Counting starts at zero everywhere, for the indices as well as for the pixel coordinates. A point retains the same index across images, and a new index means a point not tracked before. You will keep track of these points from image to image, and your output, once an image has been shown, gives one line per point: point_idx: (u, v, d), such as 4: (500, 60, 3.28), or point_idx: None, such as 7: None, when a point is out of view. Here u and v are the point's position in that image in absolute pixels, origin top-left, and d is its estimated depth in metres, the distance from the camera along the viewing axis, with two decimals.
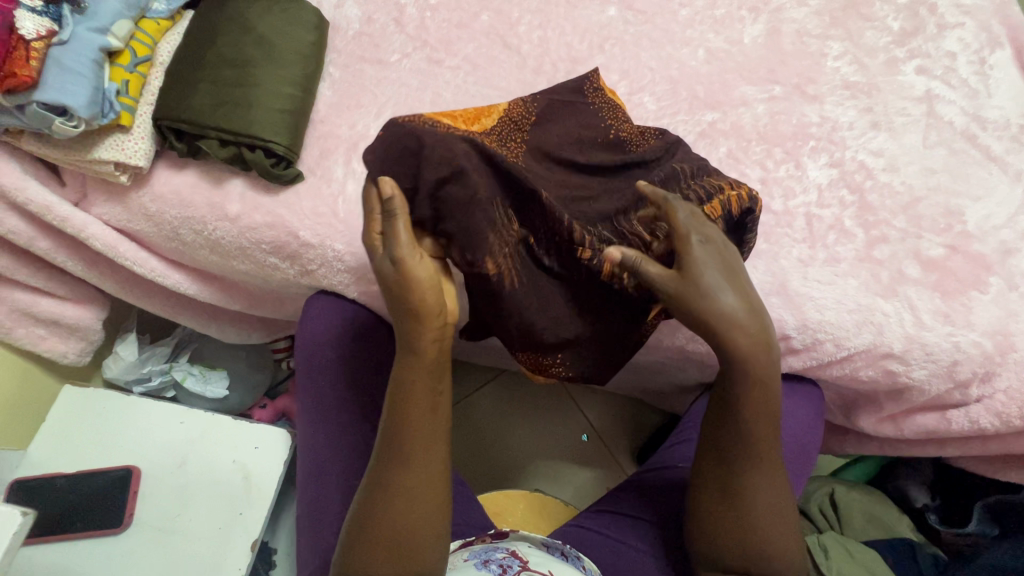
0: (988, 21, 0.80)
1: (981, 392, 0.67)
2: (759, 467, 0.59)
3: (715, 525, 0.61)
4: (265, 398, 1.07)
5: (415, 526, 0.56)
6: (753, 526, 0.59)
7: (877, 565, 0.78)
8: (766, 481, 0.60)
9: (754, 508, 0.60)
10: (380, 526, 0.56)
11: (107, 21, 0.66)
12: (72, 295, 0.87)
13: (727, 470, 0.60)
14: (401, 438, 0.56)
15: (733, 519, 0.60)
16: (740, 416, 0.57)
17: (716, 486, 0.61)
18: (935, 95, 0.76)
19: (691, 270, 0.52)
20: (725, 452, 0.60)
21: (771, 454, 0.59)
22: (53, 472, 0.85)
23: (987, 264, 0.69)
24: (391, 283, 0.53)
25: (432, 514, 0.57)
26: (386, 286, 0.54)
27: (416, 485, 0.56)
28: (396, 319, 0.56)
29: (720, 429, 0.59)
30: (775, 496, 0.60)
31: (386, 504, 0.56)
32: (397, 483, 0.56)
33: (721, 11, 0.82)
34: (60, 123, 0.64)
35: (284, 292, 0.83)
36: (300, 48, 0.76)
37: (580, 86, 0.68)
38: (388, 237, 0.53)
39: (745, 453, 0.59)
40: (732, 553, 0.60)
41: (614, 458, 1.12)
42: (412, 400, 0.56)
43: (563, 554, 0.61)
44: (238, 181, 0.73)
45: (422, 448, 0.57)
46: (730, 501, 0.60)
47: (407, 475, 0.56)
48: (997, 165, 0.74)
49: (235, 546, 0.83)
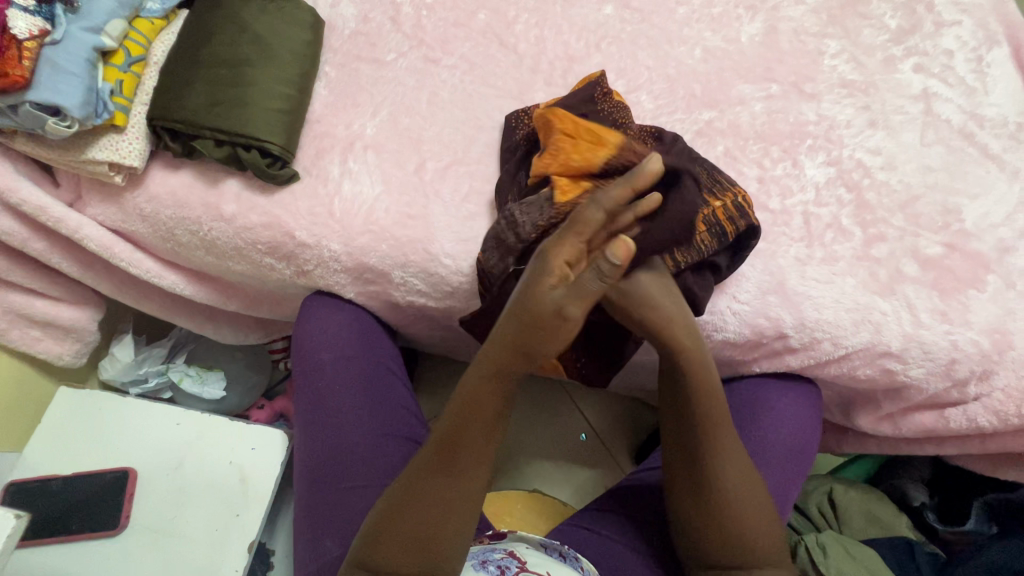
0: (985, 19, 0.79)
1: (979, 391, 0.67)
2: (722, 451, 0.60)
3: (692, 516, 0.61)
4: (262, 398, 1.07)
5: (444, 536, 0.55)
6: (728, 514, 0.59)
7: (876, 564, 0.77)
8: (735, 467, 0.60)
9: (728, 497, 0.60)
10: (410, 529, 0.55)
11: (100, 20, 0.66)
12: (67, 296, 0.86)
13: (694, 456, 0.61)
14: (457, 445, 0.57)
15: (707, 508, 0.60)
16: (703, 407, 0.60)
17: (686, 475, 0.62)
18: (932, 93, 0.76)
19: (653, 294, 0.59)
20: (689, 437, 0.61)
21: (729, 437, 0.60)
22: (49, 474, 0.84)
23: (985, 262, 0.69)
24: (549, 319, 0.53)
25: (457, 525, 0.56)
26: (534, 316, 0.54)
27: (455, 497, 0.56)
28: (509, 337, 0.55)
29: (680, 416, 0.61)
30: (744, 480, 0.60)
31: (421, 509, 0.55)
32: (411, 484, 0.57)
33: (718, 9, 0.81)
34: (53, 123, 0.63)
35: (281, 292, 0.83)
36: (296, 48, 0.76)
37: (593, 91, 0.71)
38: (581, 282, 0.52)
39: (714, 443, 0.60)
40: (716, 546, 0.60)
41: (612, 457, 1.12)
42: (478, 409, 0.57)
43: (561, 555, 0.60)
44: (234, 181, 0.73)
45: (456, 457, 0.57)
46: (700, 488, 0.61)
47: (454, 485, 0.56)
48: (994, 163, 0.73)
49: (232, 548, 0.82)
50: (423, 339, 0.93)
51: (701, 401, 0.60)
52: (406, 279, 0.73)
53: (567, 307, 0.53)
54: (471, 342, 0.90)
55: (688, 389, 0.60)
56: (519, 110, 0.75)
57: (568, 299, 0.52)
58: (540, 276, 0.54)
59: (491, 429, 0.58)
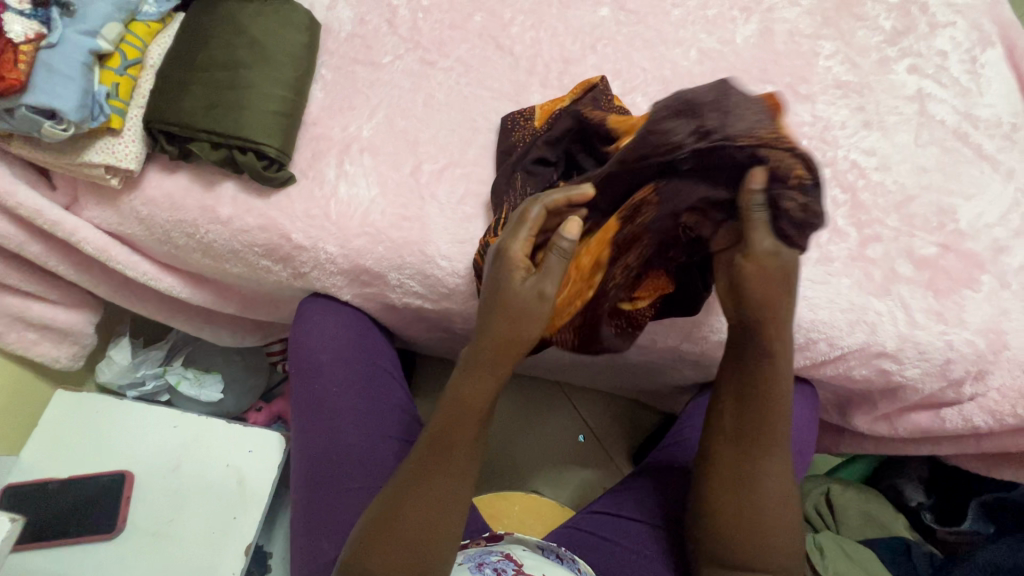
0: (979, 20, 0.80)
1: (974, 390, 0.68)
2: (772, 453, 0.61)
3: (722, 514, 0.62)
4: (260, 401, 1.07)
5: (431, 536, 0.55)
6: (761, 515, 0.60)
7: (873, 564, 0.77)
8: (779, 470, 0.61)
9: (759, 494, 0.61)
10: (399, 530, 0.55)
11: (96, 23, 0.66)
12: (64, 299, 0.86)
13: (743, 454, 0.61)
14: (446, 443, 0.57)
15: (742, 505, 0.61)
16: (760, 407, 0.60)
17: (728, 471, 0.62)
18: (926, 94, 0.77)
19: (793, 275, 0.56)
20: (743, 434, 0.61)
21: (783, 442, 0.61)
22: (46, 478, 0.84)
23: (980, 262, 0.69)
24: (522, 308, 0.54)
25: (443, 523, 0.56)
26: (509, 306, 0.54)
27: (442, 496, 0.56)
28: (486, 334, 0.56)
29: (739, 408, 0.62)
30: (784, 483, 0.61)
31: (408, 508, 0.56)
32: (416, 487, 0.56)
33: (713, 11, 0.82)
34: (49, 126, 0.63)
35: (278, 295, 0.83)
36: (293, 50, 0.76)
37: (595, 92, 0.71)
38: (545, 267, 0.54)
39: (762, 446, 0.61)
40: (735, 545, 0.61)
41: (610, 458, 1.12)
42: (466, 406, 0.57)
43: (558, 556, 0.60)
44: (230, 183, 0.73)
45: (450, 459, 0.57)
46: (738, 484, 0.61)
47: (438, 483, 0.56)
48: (989, 163, 0.74)
49: (229, 551, 0.82)
50: (420, 340, 0.93)
51: (767, 403, 0.60)
52: (403, 281, 0.73)
53: (538, 286, 0.54)
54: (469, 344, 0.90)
55: (753, 388, 0.60)
56: (514, 112, 0.75)
57: (535, 280, 0.54)
58: (504, 272, 0.55)
59: (480, 427, 0.58)
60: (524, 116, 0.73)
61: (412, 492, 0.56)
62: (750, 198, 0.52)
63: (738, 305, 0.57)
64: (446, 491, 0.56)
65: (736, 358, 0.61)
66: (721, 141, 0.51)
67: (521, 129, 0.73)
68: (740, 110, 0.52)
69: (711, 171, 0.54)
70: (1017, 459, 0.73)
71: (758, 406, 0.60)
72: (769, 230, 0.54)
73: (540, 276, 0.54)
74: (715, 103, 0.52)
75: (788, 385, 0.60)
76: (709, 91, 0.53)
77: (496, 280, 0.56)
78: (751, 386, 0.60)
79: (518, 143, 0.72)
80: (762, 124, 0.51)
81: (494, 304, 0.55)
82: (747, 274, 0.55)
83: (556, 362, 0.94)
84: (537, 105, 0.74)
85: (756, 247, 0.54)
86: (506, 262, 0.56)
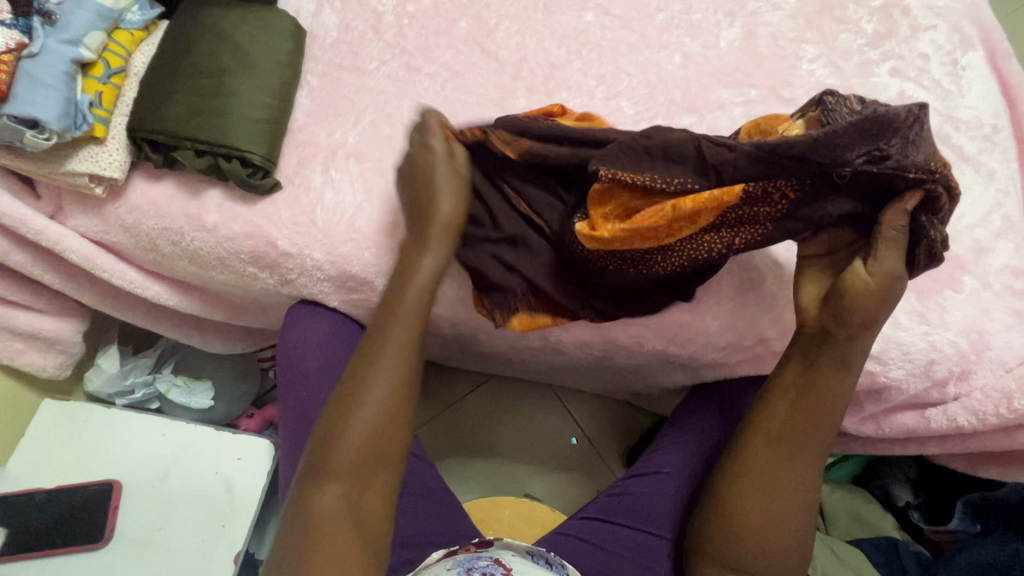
0: (960, 23, 0.81)
1: (958, 390, 0.68)
2: (809, 457, 0.61)
3: (746, 519, 0.61)
4: (251, 407, 1.06)
5: (384, 437, 0.59)
6: (781, 518, 0.61)
7: (861, 564, 0.78)
8: (808, 476, 0.62)
9: (786, 493, 0.61)
10: (355, 432, 0.58)
11: (78, 32, 0.66)
12: (51, 307, 0.86)
13: (779, 453, 0.61)
14: (381, 341, 0.61)
15: (766, 509, 0.61)
16: (808, 404, 0.61)
17: (759, 474, 0.62)
18: (908, 96, 0.77)
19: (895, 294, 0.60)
20: (785, 439, 0.61)
21: (821, 449, 0.62)
22: (34, 488, 0.84)
23: (962, 263, 0.69)
24: (441, 181, 0.63)
25: (394, 420, 0.60)
26: (433, 184, 0.63)
27: (390, 399, 0.60)
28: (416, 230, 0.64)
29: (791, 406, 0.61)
30: (806, 490, 0.62)
31: (358, 407, 0.59)
32: (375, 381, 0.60)
33: (698, 15, 0.82)
34: (30, 135, 0.63)
35: (266, 301, 0.83)
36: (278, 57, 0.76)
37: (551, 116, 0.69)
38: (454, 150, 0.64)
39: (802, 444, 0.61)
40: (750, 548, 0.61)
41: (602, 460, 1.13)
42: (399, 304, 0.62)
43: (547, 561, 0.60)
44: (215, 191, 0.73)
45: (399, 347, 0.61)
46: (765, 488, 0.61)
47: (377, 379, 0.60)
48: (970, 165, 0.74)
49: (218, 560, 0.82)
50: None
51: (815, 408, 0.60)
52: None
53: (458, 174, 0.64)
54: (458, 347, 0.90)
55: (809, 384, 0.61)
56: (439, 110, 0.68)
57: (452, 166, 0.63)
58: (427, 164, 0.63)
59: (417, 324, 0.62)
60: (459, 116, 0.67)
61: (369, 381, 0.60)
62: (899, 216, 0.55)
63: (830, 307, 0.59)
64: (400, 377, 0.61)
65: (802, 360, 0.61)
66: (894, 169, 0.53)
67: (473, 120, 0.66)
68: (922, 140, 0.54)
69: (870, 187, 0.55)
70: (1002, 457, 0.73)
71: (806, 410, 0.61)
72: (900, 251, 0.56)
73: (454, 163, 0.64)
74: (900, 127, 0.53)
75: (840, 396, 0.60)
76: (903, 112, 0.53)
77: (416, 176, 0.64)
78: (807, 390, 0.61)
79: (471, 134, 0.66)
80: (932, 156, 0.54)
81: (424, 204, 0.63)
82: (855, 287, 0.57)
83: (546, 365, 0.94)
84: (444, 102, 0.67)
85: (880, 265, 0.56)
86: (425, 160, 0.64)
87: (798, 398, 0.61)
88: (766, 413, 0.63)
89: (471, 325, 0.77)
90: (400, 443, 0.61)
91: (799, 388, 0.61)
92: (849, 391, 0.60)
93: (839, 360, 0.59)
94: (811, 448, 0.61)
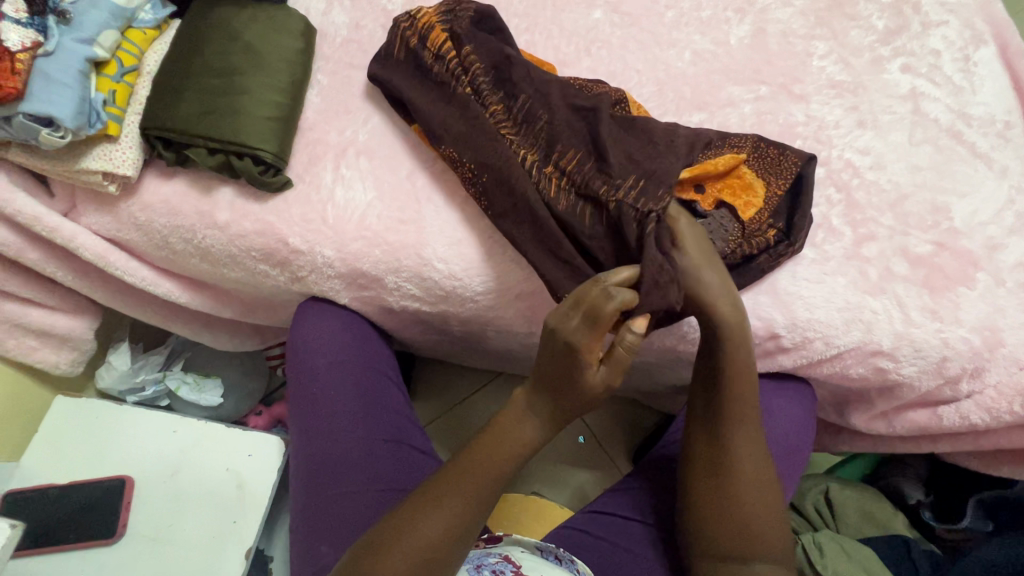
0: (971, 19, 0.80)
1: (971, 388, 0.68)
2: (744, 435, 0.63)
3: (697, 505, 0.64)
4: (260, 405, 1.07)
5: (442, 551, 0.56)
6: (735, 497, 0.62)
7: (874, 564, 0.78)
8: (751, 459, 0.63)
9: (739, 474, 0.63)
10: (411, 540, 0.56)
11: (92, 31, 0.67)
12: (63, 304, 0.86)
13: (716, 437, 0.64)
14: (472, 465, 0.59)
15: (713, 494, 0.63)
16: (728, 383, 0.63)
17: (704, 457, 0.65)
18: (920, 93, 0.77)
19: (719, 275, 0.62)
20: (718, 421, 0.64)
21: (751, 423, 0.63)
22: (47, 484, 0.85)
23: (975, 260, 0.69)
24: (562, 357, 0.57)
25: (455, 535, 0.57)
26: (552, 362, 0.58)
27: (454, 508, 0.57)
28: (541, 386, 0.60)
29: (710, 388, 0.64)
30: (752, 473, 0.63)
31: (424, 520, 0.57)
32: (451, 498, 0.58)
33: (707, 12, 0.82)
34: (46, 133, 0.64)
35: (276, 299, 0.83)
36: (287, 56, 0.76)
37: (523, 93, 0.70)
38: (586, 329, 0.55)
39: (733, 419, 0.63)
40: (719, 532, 0.62)
41: (610, 460, 1.12)
42: (503, 434, 0.60)
43: (556, 557, 0.60)
44: (227, 190, 0.73)
45: (490, 466, 0.59)
46: (710, 474, 0.64)
47: (450, 486, 0.59)
48: (983, 161, 0.74)
49: (228, 555, 0.83)
50: (418, 342, 0.93)
51: (735, 381, 0.63)
52: (400, 284, 0.73)
53: (613, 381, 0.58)
54: (467, 345, 0.91)
55: (720, 361, 0.63)
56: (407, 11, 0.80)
57: (610, 376, 0.57)
58: (576, 367, 0.57)
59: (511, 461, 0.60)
60: (394, 49, 0.76)
61: (438, 497, 0.58)
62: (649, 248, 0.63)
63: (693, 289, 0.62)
64: (463, 509, 0.58)
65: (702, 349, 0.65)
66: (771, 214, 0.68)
67: (406, 53, 0.75)
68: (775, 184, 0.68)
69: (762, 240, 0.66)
70: (1014, 455, 0.73)
71: (721, 387, 0.63)
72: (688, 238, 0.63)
73: (610, 363, 0.57)
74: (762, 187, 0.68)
75: (749, 364, 0.63)
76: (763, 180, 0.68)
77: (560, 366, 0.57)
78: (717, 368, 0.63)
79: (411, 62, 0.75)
80: (779, 181, 0.68)
81: (557, 380, 0.58)
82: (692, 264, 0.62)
83: None
84: (421, 8, 0.77)
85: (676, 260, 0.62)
86: (579, 362, 0.56)
87: (710, 387, 0.64)
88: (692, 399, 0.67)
89: (480, 322, 0.77)
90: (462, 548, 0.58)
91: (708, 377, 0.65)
92: (750, 359, 0.62)
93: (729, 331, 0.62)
94: (741, 425, 0.63)
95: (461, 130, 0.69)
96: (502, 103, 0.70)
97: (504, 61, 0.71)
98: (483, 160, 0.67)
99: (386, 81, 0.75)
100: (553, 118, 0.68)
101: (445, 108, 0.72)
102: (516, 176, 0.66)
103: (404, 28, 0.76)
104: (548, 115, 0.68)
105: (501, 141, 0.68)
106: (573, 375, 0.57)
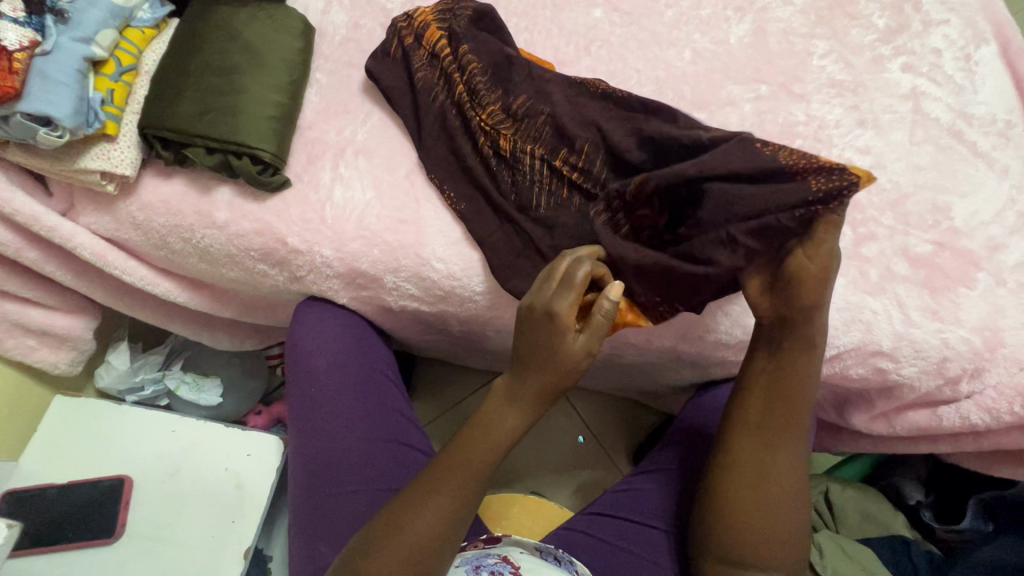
0: (973, 17, 0.80)
1: (971, 388, 0.68)
2: (789, 442, 0.62)
3: (735, 515, 0.62)
4: (260, 404, 1.07)
5: (430, 549, 0.56)
6: (772, 507, 0.61)
7: (874, 565, 0.78)
8: (791, 472, 0.62)
9: (775, 481, 0.62)
10: (401, 537, 0.56)
11: (90, 30, 0.67)
12: (63, 304, 0.86)
13: (761, 443, 0.62)
14: (466, 454, 0.59)
15: (757, 506, 0.61)
16: (788, 388, 0.61)
17: (748, 462, 0.62)
18: (921, 92, 0.77)
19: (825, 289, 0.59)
20: (771, 425, 0.62)
21: (799, 431, 0.62)
22: (46, 483, 0.85)
23: (975, 260, 0.69)
24: (538, 331, 0.57)
25: (442, 527, 0.57)
26: (529, 339, 0.58)
27: (448, 503, 0.57)
28: (520, 366, 0.59)
29: (769, 390, 0.62)
30: (791, 486, 0.62)
31: (415, 518, 0.56)
32: (443, 491, 0.58)
33: (707, 11, 0.82)
34: (44, 132, 0.64)
35: (275, 299, 0.83)
36: (286, 55, 0.76)
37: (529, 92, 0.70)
38: (558, 297, 0.55)
39: (781, 425, 0.62)
40: (749, 539, 0.61)
41: (611, 460, 1.12)
42: (489, 419, 0.60)
43: (556, 559, 0.60)
44: (226, 189, 0.73)
45: (487, 456, 0.59)
46: (754, 485, 0.62)
47: (448, 480, 0.58)
48: (983, 161, 0.74)
49: (228, 555, 0.83)
50: (417, 342, 0.93)
51: (792, 388, 0.61)
52: (399, 284, 0.73)
53: (593, 349, 0.57)
54: (467, 344, 0.91)
55: (785, 362, 0.61)
56: (405, 11, 0.81)
57: (590, 343, 0.56)
58: (555, 340, 0.56)
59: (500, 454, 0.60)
60: (393, 51, 0.77)
61: (429, 496, 0.57)
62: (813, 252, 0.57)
63: (782, 302, 0.59)
64: (456, 501, 0.58)
65: (768, 348, 0.63)
66: None
67: (407, 55, 0.76)
68: None
69: None
70: (1015, 456, 0.73)
71: (780, 392, 0.62)
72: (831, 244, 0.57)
73: (586, 332, 0.56)
74: None
75: (811, 377, 0.62)
76: None
77: (537, 341, 0.57)
78: (781, 373, 0.62)
79: (410, 59, 0.75)
80: None
81: (536, 357, 0.57)
82: (803, 274, 0.57)
83: None
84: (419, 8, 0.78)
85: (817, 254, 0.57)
86: (553, 331, 0.56)
87: (769, 389, 0.62)
88: (743, 402, 0.64)
89: (480, 322, 0.77)
90: (452, 540, 0.57)
91: (771, 379, 0.62)
92: (814, 366, 0.61)
93: (802, 334, 0.60)
94: (790, 436, 0.62)
95: (472, 135, 0.71)
96: (505, 100, 0.70)
97: (503, 59, 0.72)
98: (495, 165, 0.70)
99: (387, 83, 0.76)
100: (558, 116, 0.68)
101: (447, 111, 0.73)
102: (529, 179, 0.68)
103: (405, 28, 0.77)
104: (552, 112, 0.68)
105: (507, 143, 0.69)
106: (551, 347, 0.56)
